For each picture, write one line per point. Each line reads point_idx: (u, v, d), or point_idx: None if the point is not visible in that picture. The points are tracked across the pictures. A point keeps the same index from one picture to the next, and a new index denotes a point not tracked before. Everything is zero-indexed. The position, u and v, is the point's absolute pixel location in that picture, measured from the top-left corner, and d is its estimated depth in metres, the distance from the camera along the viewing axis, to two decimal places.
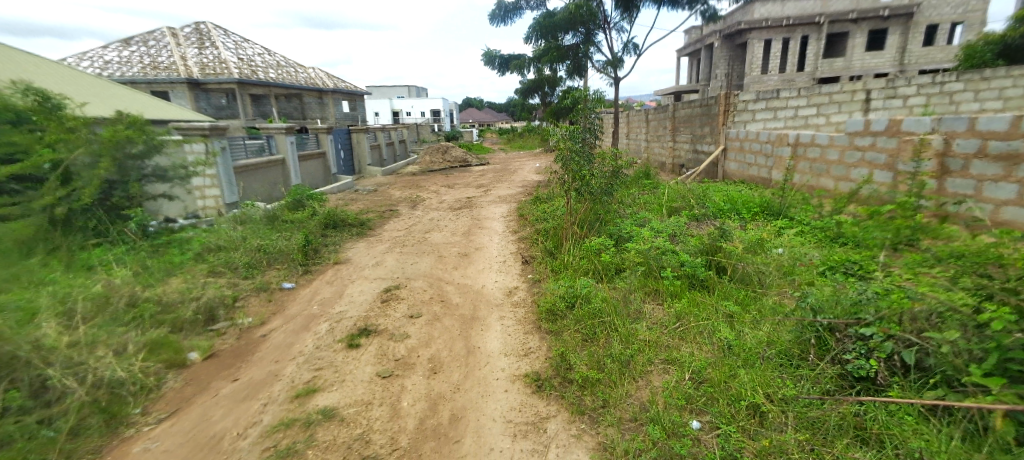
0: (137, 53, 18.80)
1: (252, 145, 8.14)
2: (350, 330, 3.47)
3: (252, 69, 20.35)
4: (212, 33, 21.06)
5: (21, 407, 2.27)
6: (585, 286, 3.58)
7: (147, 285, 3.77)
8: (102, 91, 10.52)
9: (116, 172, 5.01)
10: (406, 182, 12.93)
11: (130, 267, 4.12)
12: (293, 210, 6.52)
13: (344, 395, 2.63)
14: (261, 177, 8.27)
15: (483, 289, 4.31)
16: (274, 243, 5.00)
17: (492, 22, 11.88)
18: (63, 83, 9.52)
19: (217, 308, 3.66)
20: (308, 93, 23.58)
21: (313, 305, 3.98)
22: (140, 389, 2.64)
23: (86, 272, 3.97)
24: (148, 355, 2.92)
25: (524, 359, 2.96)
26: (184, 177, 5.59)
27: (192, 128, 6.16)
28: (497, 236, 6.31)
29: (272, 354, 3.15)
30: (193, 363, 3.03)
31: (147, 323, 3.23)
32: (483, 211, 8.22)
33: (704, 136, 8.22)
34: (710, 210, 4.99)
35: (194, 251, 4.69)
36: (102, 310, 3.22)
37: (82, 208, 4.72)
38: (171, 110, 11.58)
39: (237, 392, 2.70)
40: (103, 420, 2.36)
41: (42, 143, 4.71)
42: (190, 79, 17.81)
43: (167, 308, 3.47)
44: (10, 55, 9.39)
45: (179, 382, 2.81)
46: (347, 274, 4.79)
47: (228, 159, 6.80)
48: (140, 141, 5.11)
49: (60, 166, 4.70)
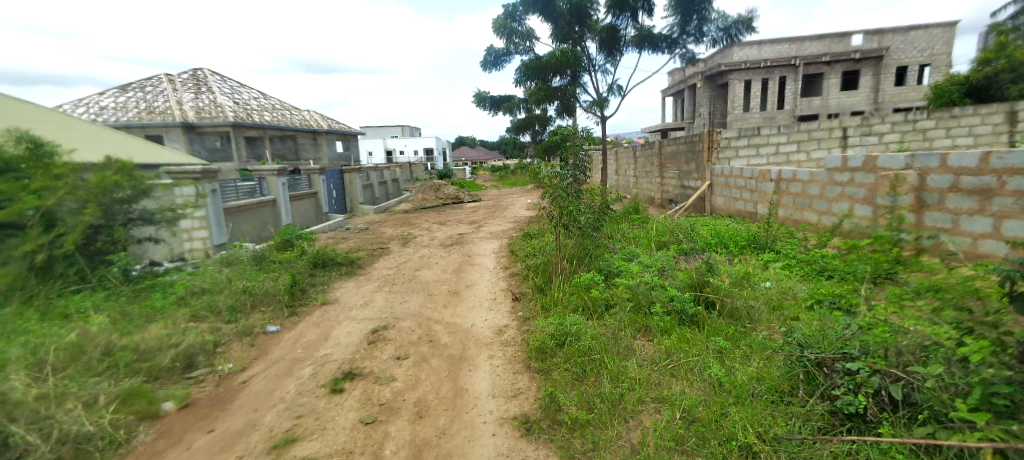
0: (134, 98, 19.14)
1: (243, 187, 8.18)
2: (334, 375, 3.36)
3: (247, 112, 20.72)
4: (209, 79, 21.59)
5: None
6: (574, 323, 3.54)
7: (126, 332, 3.66)
8: (95, 135, 10.61)
9: (102, 216, 4.95)
10: (397, 221, 12.95)
11: (109, 313, 4.01)
12: (281, 251, 6.47)
13: (324, 445, 2.52)
14: (251, 218, 8.24)
15: (472, 329, 4.23)
16: (260, 285, 4.93)
17: (483, 67, 12.31)
18: (57, 129, 9.60)
19: (197, 355, 3.56)
20: (302, 135, 23.94)
21: (297, 349, 3.88)
22: (108, 444, 2.51)
23: (63, 319, 3.86)
24: (120, 406, 2.79)
25: (513, 401, 2.88)
26: (171, 220, 5.54)
27: (183, 171, 6.24)
28: (488, 273, 6.28)
29: (252, 401, 3.04)
30: (168, 413, 2.90)
31: (122, 372, 3.11)
32: (474, 248, 8.22)
33: (690, 172, 8.41)
34: (698, 244, 5.03)
35: (177, 295, 4.59)
36: (76, 359, 3.10)
37: (64, 254, 4.63)
38: (164, 153, 11.66)
39: (212, 445, 2.58)
40: None
41: (28, 190, 4.69)
42: (185, 123, 18.07)
43: (144, 356, 3.36)
44: (6, 103, 9.53)
45: (151, 435, 2.68)
46: (334, 316, 4.70)
47: (218, 201, 6.79)
48: (127, 186, 5.09)
49: (44, 212, 4.66)
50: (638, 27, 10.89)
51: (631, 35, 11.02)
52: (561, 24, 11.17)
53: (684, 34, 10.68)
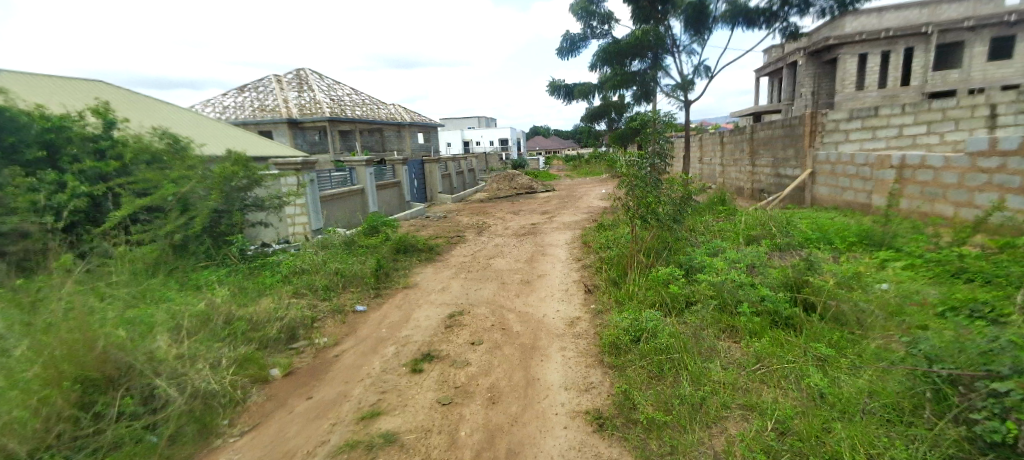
0: (250, 98, 21.59)
1: (336, 176, 8.89)
2: (413, 355, 3.55)
3: (340, 108, 22.45)
4: (309, 77, 23.66)
5: (133, 413, 2.53)
6: (650, 320, 3.39)
7: (242, 304, 4.16)
8: (219, 132, 12.15)
9: (223, 203, 5.65)
10: (473, 209, 13.32)
11: (229, 287, 4.58)
12: (368, 236, 6.95)
13: (405, 421, 2.67)
14: (342, 205, 8.95)
15: (543, 319, 4.23)
16: (350, 267, 5.34)
17: (558, 54, 12.13)
18: (190, 128, 11.14)
19: (297, 328, 3.95)
20: (387, 127, 25.42)
21: (381, 329, 4.15)
22: (229, 401, 2.87)
23: (195, 290, 4.48)
24: (238, 369, 3.18)
25: (585, 395, 2.84)
26: (278, 206, 6.19)
27: (287, 163, 6.94)
28: (560, 264, 6.23)
29: (343, 374, 3.31)
30: (275, 379, 3.26)
31: (239, 339, 3.54)
32: (547, 238, 8.21)
33: (787, 159, 7.64)
34: (796, 239, 4.56)
35: (282, 273, 5.12)
36: (204, 325, 3.58)
37: (195, 235, 5.33)
38: (272, 147, 13.04)
39: (310, 411, 2.85)
40: (196, 429, 2.58)
41: (168, 179, 5.49)
42: (290, 120, 20.06)
43: (256, 326, 3.80)
44: (153, 107, 11.25)
45: (262, 397, 3.03)
46: (414, 299, 4.97)
47: (315, 190, 7.47)
48: (243, 176, 5.75)
49: (180, 198, 5.42)
50: (730, 2, 10.03)
51: (722, 11, 10.19)
52: (642, 5, 10.63)
53: (786, 6, 9.62)
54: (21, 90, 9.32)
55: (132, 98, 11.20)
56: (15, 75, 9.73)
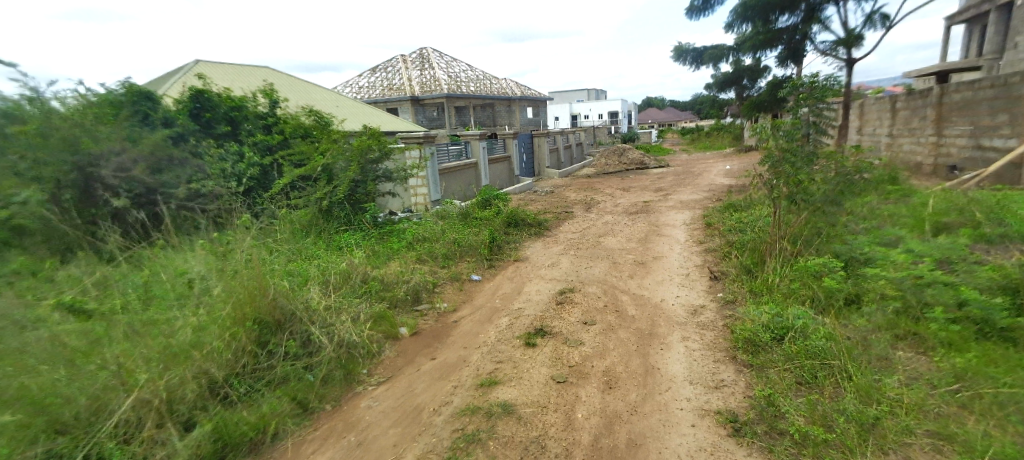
0: (380, 78, 23.64)
1: (453, 150, 9.32)
2: (527, 328, 3.57)
3: (458, 84, 23.42)
4: (431, 55, 24.99)
5: (295, 354, 2.91)
6: (799, 317, 2.95)
7: (374, 265, 4.57)
8: (355, 109, 13.49)
9: (360, 174, 6.24)
10: (582, 185, 13.02)
11: (364, 250, 5.06)
12: (482, 208, 7.15)
13: (522, 393, 2.70)
14: (458, 178, 9.36)
15: (661, 304, 3.96)
16: (466, 238, 5.55)
17: (689, 15, 11.05)
18: (333, 106, 12.55)
19: (421, 291, 4.24)
20: (499, 102, 25.91)
21: (496, 299, 4.25)
22: (367, 353, 3.17)
23: (337, 250, 5.04)
24: (373, 325, 3.50)
25: (715, 393, 2.57)
26: (404, 178, 6.67)
27: (411, 137, 7.48)
28: (679, 245, 5.78)
29: (462, 340, 3.46)
30: (403, 337, 3.54)
31: (374, 297, 3.90)
32: (664, 217, 7.67)
33: (996, 128, 6.00)
34: (1014, 230, 3.55)
35: (407, 240, 5.50)
36: (346, 282, 3.98)
37: (338, 201, 5.95)
38: (398, 122, 14.10)
39: (434, 370, 3.04)
40: (342, 374, 2.90)
41: (318, 151, 6.19)
42: (413, 97, 21.57)
43: (387, 286, 4.15)
44: (305, 88, 12.88)
45: (393, 352, 3.30)
46: (525, 272, 5.01)
47: (435, 163, 7.94)
48: (376, 149, 6.26)
49: (327, 169, 6.09)
50: None
51: None
52: None
53: None
54: (212, 76, 11.29)
55: (290, 81, 12.95)
56: (208, 64, 11.82)
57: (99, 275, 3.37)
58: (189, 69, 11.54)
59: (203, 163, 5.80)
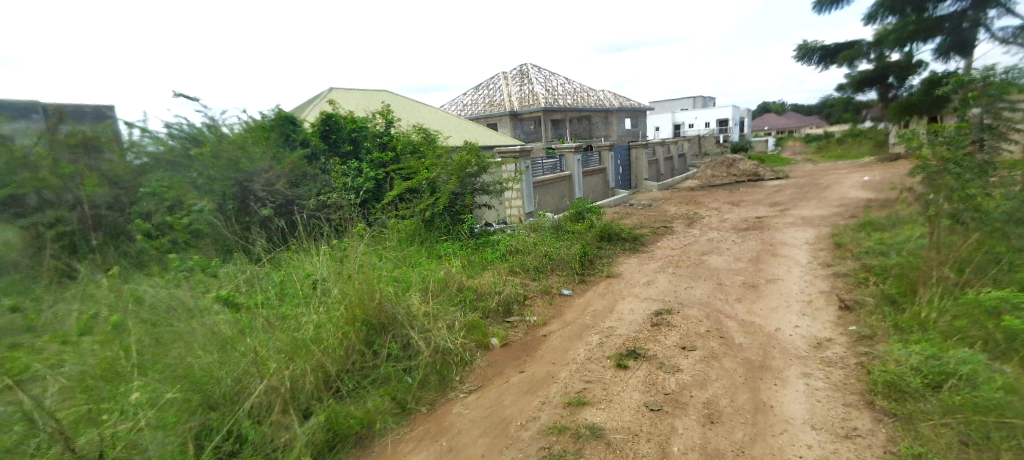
0: (482, 95, 24.87)
1: (548, 163, 9.40)
2: (619, 349, 3.40)
3: (555, 98, 23.70)
4: (531, 71, 25.65)
5: (396, 356, 3.09)
6: (965, 362, 2.42)
7: (469, 275, 4.74)
8: (459, 125, 14.33)
9: (460, 187, 6.56)
10: (684, 198, 12.23)
11: (460, 259, 5.27)
12: (575, 221, 7.04)
13: (611, 418, 2.56)
14: (552, 191, 9.39)
15: (776, 334, 3.51)
16: (558, 251, 5.51)
17: (818, 10, 9.90)
18: (438, 124, 13.47)
19: (512, 303, 4.29)
20: (597, 114, 25.63)
21: (587, 316, 4.14)
22: (459, 360, 3.28)
23: (436, 259, 5.33)
24: (466, 333, 3.61)
25: (845, 443, 2.19)
26: (499, 191, 6.89)
27: (508, 151, 7.68)
28: (799, 267, 5.11)
29: (551, 355, 3.42)
30: (494, 347, 3.60)
31: (468, 306, 4.02)
32: (780, 235, 6.86)
33: None
34: None
35: (501, 251, 5.62)
36: (444, 288, 4.13)
37: (439, 213, 6.29)
38: (497, 137, 14.65)
39: (523, 384, 3.03)
40: (437, 379, 3.03)
41: (424, 166, 6.64)
42: (512, 112, 22.31)
43: (481, 296, 4.26)
44: (416, 108, 14.03)
45: (484, 362, 3.37)
46: (619, 289, 4.81)
47: (529, 177, 8.09)
48: (475, 163, 6.56)
49: (430, 182, 6.49)
50: None
51: None
52: None
53: None
54: (341, 101, 12.83)
55: (403, 102, 14.20)
56: (337, 91, 13.46)
57: (248, 273, 3.98)
58: (322, 96, 13.27)
59: (329, 178, 6.58)
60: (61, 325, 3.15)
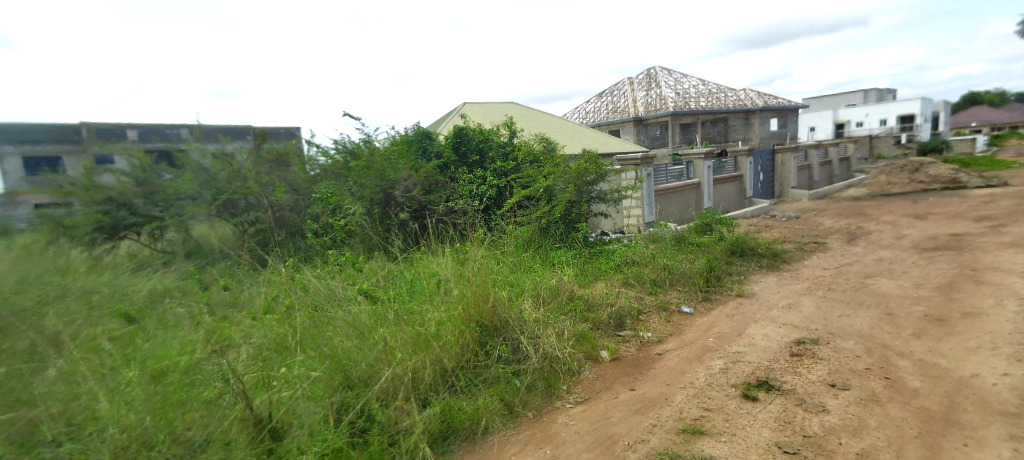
0: (606, 102, 24.62)
1: (673, 170, 8.85)
2: (747, 378, 3.03)
3: (685, 101, 22.31)
4: (659, 74, 24.56)
5: (506, 358, 3.18)
6: None
7: (582, 284, 4.68)
8: (580, 133, 14.36)
9: (576, 195, 6.53)
10: (843, 209, 10.41)
11: (573, 268, 5.21)
12: (701, 233, 6.48)
13: (734, 453, 2.28)
14: (677, 200, 8.81)
15: (967, 382, 2.77)
16: (680, 265, 5.15)
17: None
18: (559, 132, 13.68)
19: (625, 317, 4.13)
20: (734, 116, 23.36)
21: (710, 337, 3.78)
22: (568, 370, 3.25)
23: (550, 266, 5.36)
24: (576, 343, 3.56)
25: None
26: (617, 199, 6.70)
27: (628, 159, 7.45)
28: (1012, 301, 3.96)
29: (665, 375, 3.19)
30: (604, 360, 3.49)
31: (579, 316, 3.96)
32: (985, 259, 5.40)
33: None
34: None
35: (617, 262, 5.44)
36: (555, 297, 4.13)
37: (555, 220, 6.34)
38: (619, 143, 14.31)
39: (633, 402, 2.88)
40: (545, 386, 3.05)
41: (542, 174, 6.76)
42: (636, 118, 21.62)
43: (592, 307, 4.18)
44: (539, 118, 14.46)
45: (593, 374, 3.29)
46: (750, 311, 4.29)
47: (651, 185, 7.74)
48: (592, 172, 6.49)
49: (548, 190, 6.57)
50: None
51: None
52: None
53: None
54: (471, 115, 13.87)
55: (528, 112, 14.76)
56: (470, 105, 14.60)
57: (386, 270, 4.51)
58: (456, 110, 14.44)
59: (456, 186, 7.10)
60: (253, 303, 3.95)
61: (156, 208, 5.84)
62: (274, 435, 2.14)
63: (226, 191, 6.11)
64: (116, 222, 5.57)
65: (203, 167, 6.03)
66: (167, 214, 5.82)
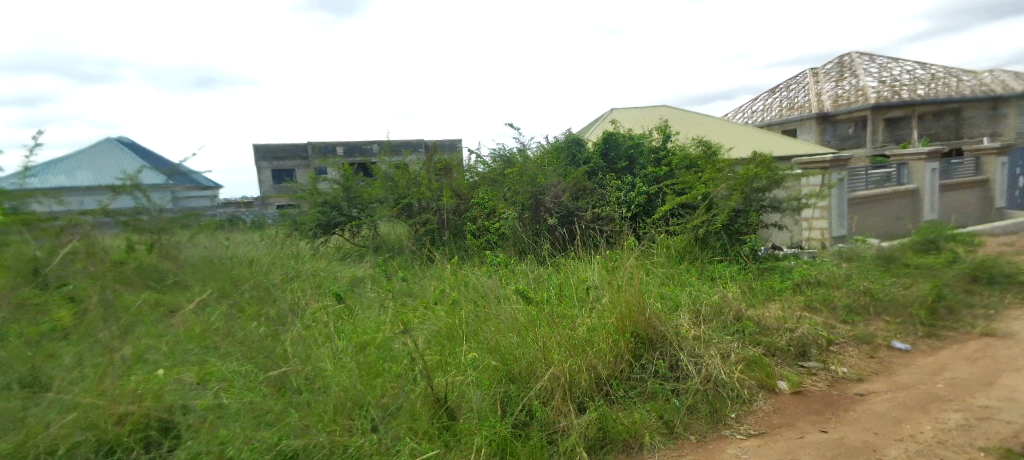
0: (781, 99, 21.87)
1: (876, 175, 7.32)
2: (1004, 442, 2.28)
3: (894, 90, 18.35)
4: (857, 61, 20.67)
5: (664, 375, 3.00)
6: None
7: (751, 304, 4.14)
8: (747, 134, 12.91)
9: (742, 203, 5.80)
10: None
11: (739, 284, 4.65)
12: (921, 252, 5.18)
13: None
14: (880, 211, 7.21)
15: None
16: (888, 291, 4.22)
17: None
18: (720, 134, 12.55)
19: (810, 346, 3.53)
20: (972, 105, 18.29)
21: (937, 384, 2.98)
22: (736, 397, 2.91)
23: (710, 281, 4.83)
24: (745, 368, 3.17)
25: None
26: (796, 209, 5.77)
27: (813, 162, 6.41)
28: None
29: (871, 422, 2.61)
30: (782, 392, 3.04)
31: (748, 339, 3.51)
32: None
33: None
34: None
35: (794, 281, 4.68)
36: (718, 316, 3.73)
37: (715, 231, 5.77)
38: (797, 145, 12.44)
39: (825, 445, 2.40)
40: (709, 410, 2.78)
41: (700, 180, 6.12)
42: (820, 114, 18.60)
43: (765, 330, 3.65)
44: (697, 120, 13.49)
45: (768, 406, 2.88)
46: (1006, 358, 3.26)
47: (843, 192, 6.52)
48: (765, 177, 5.70)
49: (707, 198, 5.97)
50: None
51: None
52: None
53: None
54: (623, 120, 13.71)
55: (685, 115, 13.87)
56: (621, 111, 14.44)
57: (537, 274, 4.68)
58: (608, 116, 14.40)
59: (604, 192, 6.96)
60: (425, 293, 4.51)
61: (356, 209, 7.12)
62: (450, 414, 2.38)
63: (406, 196, 7.02)
64: (330, 220, 6.99)
65: (389, 176, 7.10)
66: (363, 215, 7.04)
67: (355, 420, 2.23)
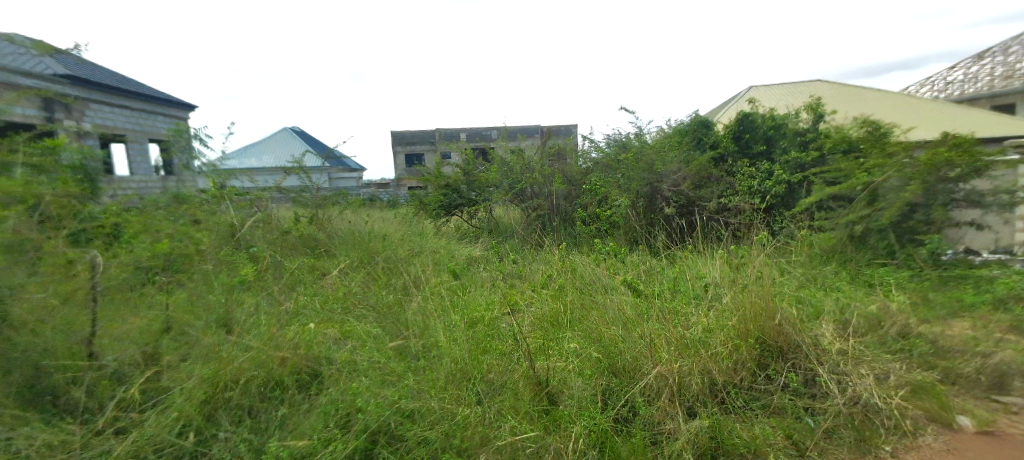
0: (991, 65, 17.28)
1: None
2: None
3: None
4: None
5: (795, 390, 2.61)
6: None
7: (925, 319, 3.39)
8: (934, 110, 10.53)
9: (922, 195, 4.56)
10: None
11: (909, 294, 3.82)
12: None
13: None
14: None
15: None
16: None
17: None
18: (894, 111, 10.44)
19: (1012, 377, 2.79)
20: None
21: None
22: (896, 428, 2.39)
23: (866, 287, 4.07)
24: (909, 395, 2.61)
25: None
26: (1008, 206, 4.32)
27: None
28: None
29: None
30: (963, 430, 2.42)
31: (917, 361, 2.88)
32: None
33: None
34: None
35: (994, 295, 3.69)
36: (874, 329, 3.15)
37: (878, 228, 4.78)
38: (1011, 123, 9.77)
39: None
40: (854, 437, 2.33)
41: (862, 168, 5.14)
42: None
43: (943, 353, 2.97)
44: (864, 94, 11.38)
45: (942, 443, 2.30)
46: None
47: None
48: (962, 163, 4.37)
49: (869, 188, 4.94)
50: None
51: None
52: None
53: None
54: (764, 98, 12.20)
55: (847, 89, 11.81)
56: (763, 88, 12.86)
57: (650, 265, 4.42)
58: (745, 95, 12.96)
59: (734, 181, 6.26)
60: (533, 277, 4.59)
61: (474, 193, 7.48)
62: (551, 398, 2.41)
63: (520, 181, 7.13)
64: (450, 202, 7.48)
65: (506, 161, 7.29)
66: (480, 198, 7.39)
67: (462, 390, 2.37)
